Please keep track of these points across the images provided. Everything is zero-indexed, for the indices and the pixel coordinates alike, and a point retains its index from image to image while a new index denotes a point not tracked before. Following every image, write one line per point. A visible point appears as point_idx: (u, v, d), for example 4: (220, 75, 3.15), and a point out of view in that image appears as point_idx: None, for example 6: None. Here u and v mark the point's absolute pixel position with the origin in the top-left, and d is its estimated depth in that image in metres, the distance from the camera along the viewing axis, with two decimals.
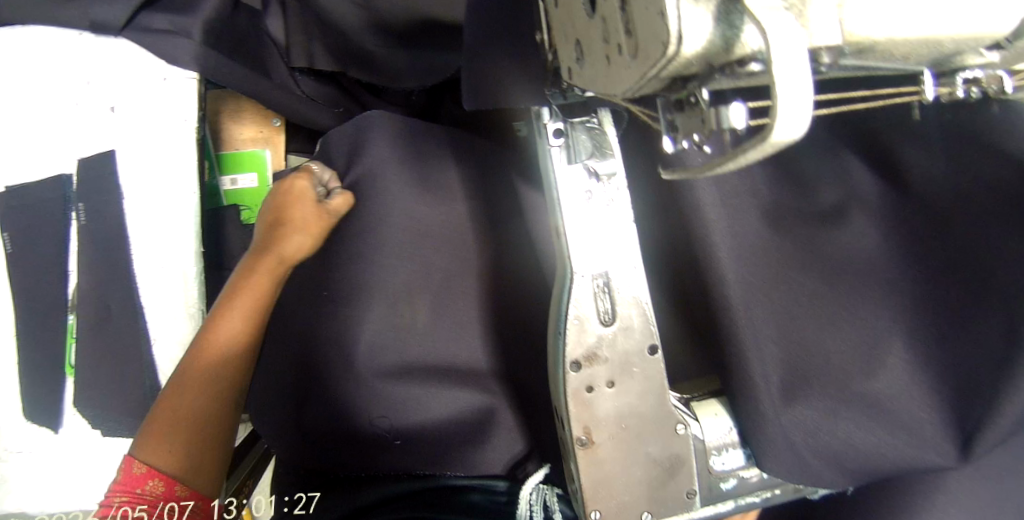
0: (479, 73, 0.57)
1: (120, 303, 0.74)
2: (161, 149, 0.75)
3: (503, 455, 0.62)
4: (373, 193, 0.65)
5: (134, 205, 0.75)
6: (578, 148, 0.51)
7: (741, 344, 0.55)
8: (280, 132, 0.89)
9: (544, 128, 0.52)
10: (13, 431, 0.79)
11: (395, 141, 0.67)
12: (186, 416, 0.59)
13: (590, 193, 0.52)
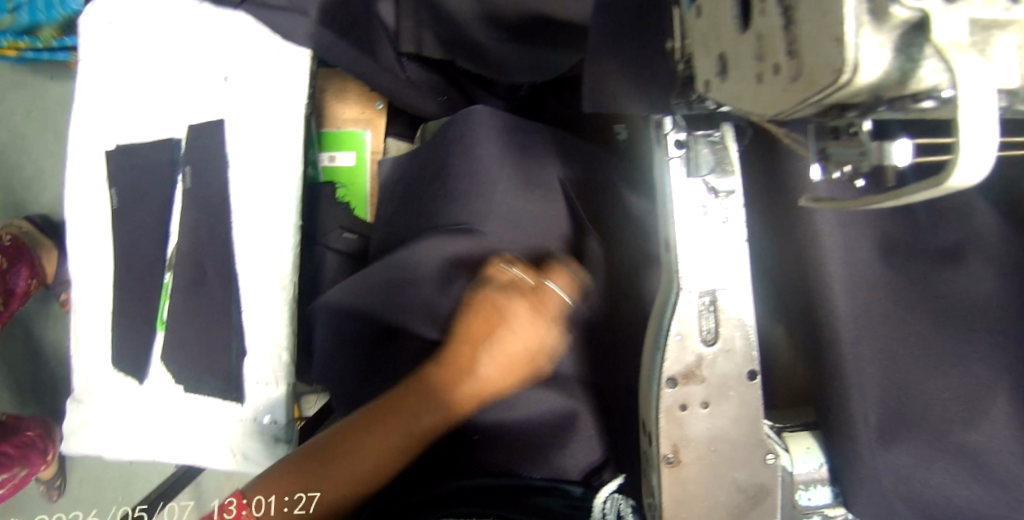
0: (595, 69, 0.54)
1: (218, 267, 0.78)
2: (270, 123, 0.77)
3: (582, 462, 0.63)
4: (474, 187, 0.65)
5: (241, 175, 0.78)
6: (700, 161, 0.49)
7: (844, 380, 0.53)
8: (381, 115, 0.99)
9: (664, 138, 0.51)
10: (102, 377, 0.83)
11: (500, 138, 0.67)
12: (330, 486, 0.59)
13: (706, 209, 0.50)
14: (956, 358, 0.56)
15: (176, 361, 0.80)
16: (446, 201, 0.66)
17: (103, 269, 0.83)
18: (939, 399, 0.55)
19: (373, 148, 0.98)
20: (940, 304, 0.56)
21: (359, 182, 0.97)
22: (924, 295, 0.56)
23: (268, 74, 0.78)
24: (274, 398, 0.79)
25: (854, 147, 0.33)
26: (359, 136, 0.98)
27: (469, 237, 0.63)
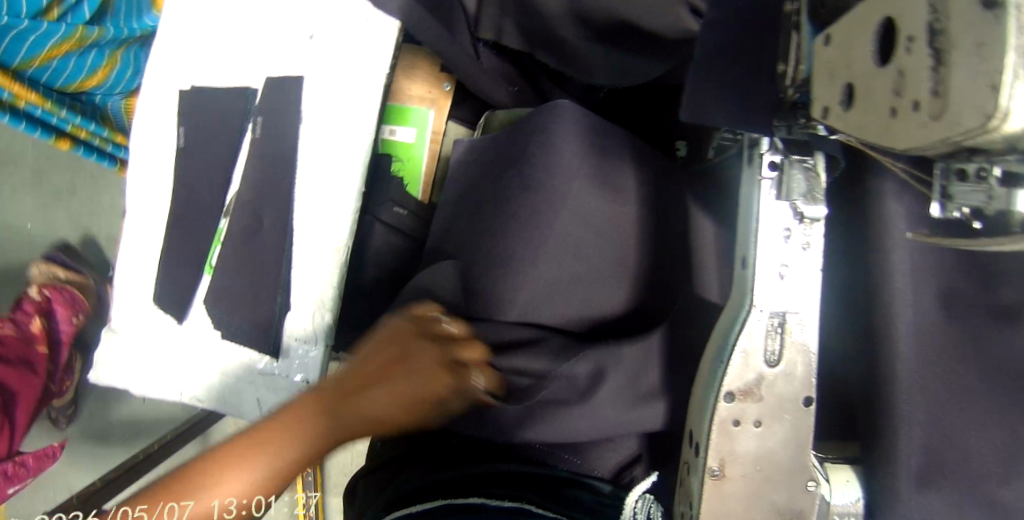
0: (704, 83, 0.54)
1: (276, 220, 0.79)
2: (349, 87, 0.78)
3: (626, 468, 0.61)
4: (550, 182, 0.67)
5: (311, 133, 0.78)
6: (792, 186, 0.50)
7: (894, 419, 0.54)
8: (447, 97, 1.01)
9: (760, 159, 0.52)
10: (142, 312, 0.84)
11: (580, 134, 0.69)
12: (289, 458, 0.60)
13: (788, 233, 0.51)
14: (1003, 421, 0.56)
15: (217, 307, 0.81)
16: (521, 188, 0.68)
17: (160, 207, 0.83)
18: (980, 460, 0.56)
19: (434, 128, 1.00)
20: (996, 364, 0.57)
21: (414, 159, 1.00)
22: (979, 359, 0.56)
23: (353, 40, 0.79)
24: (310, 360, 0.80)
25: (983, 192, 0.35)
26: (422, 114, 1.00)
27: (538, 226, 0.66)
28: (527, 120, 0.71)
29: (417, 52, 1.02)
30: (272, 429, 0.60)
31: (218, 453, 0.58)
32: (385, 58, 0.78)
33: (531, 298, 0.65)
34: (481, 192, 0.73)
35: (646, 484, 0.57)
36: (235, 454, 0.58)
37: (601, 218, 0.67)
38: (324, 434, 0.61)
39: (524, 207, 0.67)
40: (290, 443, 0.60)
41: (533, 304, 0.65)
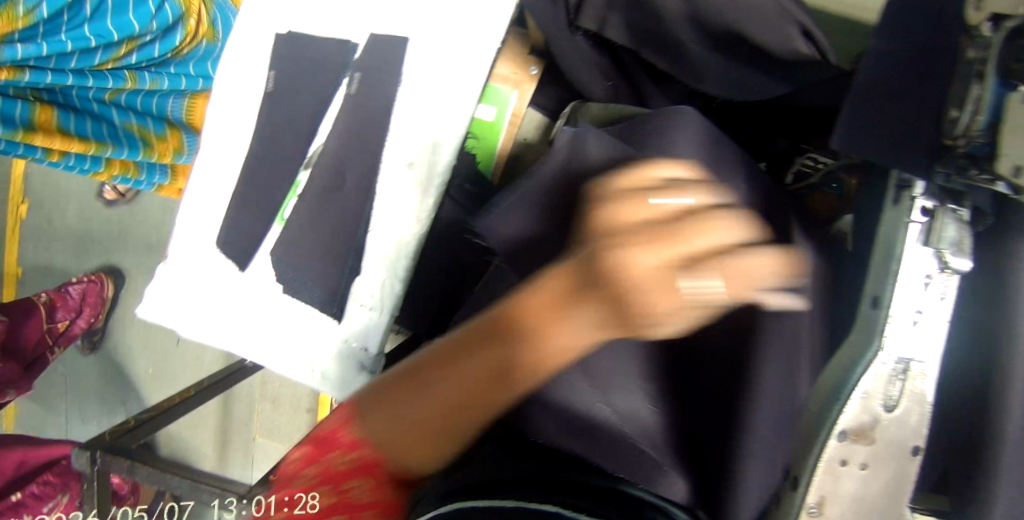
0: (861, 116, 0.55)
1: (358, 179, 0.76)
2: (455, 55, 0.75)
3: None
4: None
5: (408, 97, 0.75)
6: (941, 235, 0.49)
7: (999, 486, 0.52)
8: (532, 81, 0.98)
9: (913, 203, 0.51)
10: (204, 253, 0.82)
11: (699, 149, 0.67)
12: (415, 436, 0.41)
13: (928, 280, 0.50)
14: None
15: (284, 260, 0.78)
16: None
17: (240, 149, 0.81)
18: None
19: (514, 111, 0.98)
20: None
21: (491, 139, 0.99)
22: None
23: (466, 8, 0.75)
24: (371, 328, 0.77)
25: None
26: (505, 95, 0.98)
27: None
28: (643, 127, 0.71)
29: (516, 33, 1.01)
30: (395, 398, 0.42)
31: (395, 382, 0.42)
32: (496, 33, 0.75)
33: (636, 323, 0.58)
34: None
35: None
36: (425, 382, 0.40)
37: None
38: (450, 412, 0.39)
39: None
40: (422, 426, 0.41)
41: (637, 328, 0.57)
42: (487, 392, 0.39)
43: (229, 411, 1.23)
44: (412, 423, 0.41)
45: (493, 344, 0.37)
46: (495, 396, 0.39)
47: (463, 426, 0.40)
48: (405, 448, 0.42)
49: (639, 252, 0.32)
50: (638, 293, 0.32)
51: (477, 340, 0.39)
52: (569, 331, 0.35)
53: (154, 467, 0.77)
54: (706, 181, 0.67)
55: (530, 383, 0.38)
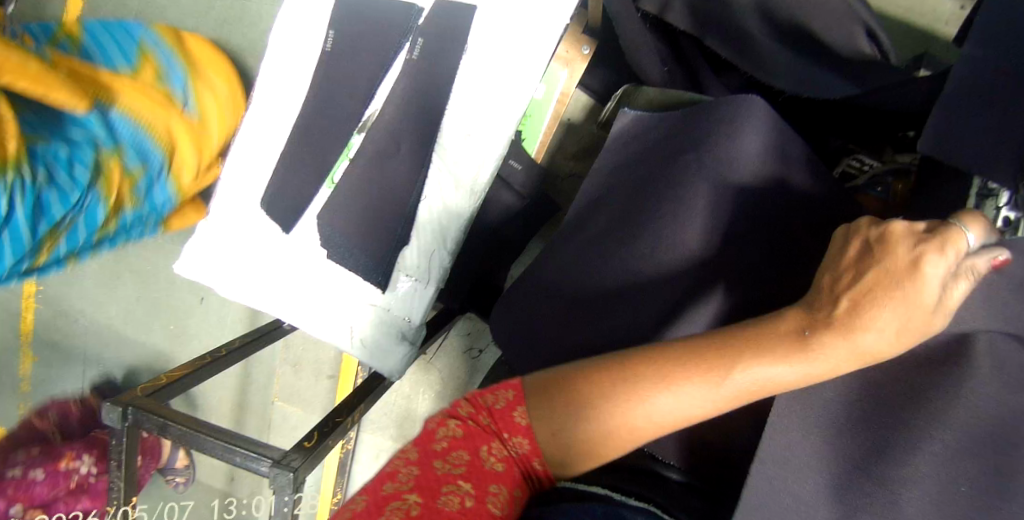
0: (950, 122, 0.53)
1: (413, 149, 0.75)
2: (522, 30, 0.74)
3: None
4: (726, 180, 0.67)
5: (472, 68, 0.75)
6: None
7: None
8: (584, 60, 0.98)
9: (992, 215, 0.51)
10: (247, 212, 0.80)
11: (770, 136, 0.66)
12: (593, 437, 0.45)
13: None
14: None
15: (331, 225, 0.76)
16: (694, 178, 0.68)
17: (292, 109, 0.79)
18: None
19: (563, 91, 1.00)
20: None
21: (538, 117, 1.02)
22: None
23: None
24: (416, 299, 0.78)
25: None
26: (555, 74, 0.99)
27: (708, 221, 0.66)
28: (712, 109, 0.69)
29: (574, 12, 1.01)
30: (586, 393, 0.46)
31: (571, 384, 0.46)
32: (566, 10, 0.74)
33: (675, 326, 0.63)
34: (648, 173, 0.73)
35: None
36: (612, 387, 0.45)
37: None
38: (638, 424, 0.44)
39: (697, 200, 0.67)
40: (608, 424, 0.45)
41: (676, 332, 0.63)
42: (678, 405, 0.43)
43: (247, 374, 1.23)
44: (598, 428, 0.45)
45: (660, 368, 0.44)
46: (691, 400, 0.43)
47: (638, 435, 0.45)
48: (570, 443, 0.46)
49: (933, 265, 0.40)
50: (873, 301, 0.41)
51: (708, 360, 0.43)
52: (766, 365, 0.42)
53: (189, 426, 0.69)
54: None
55: (726, 401, 0.43)
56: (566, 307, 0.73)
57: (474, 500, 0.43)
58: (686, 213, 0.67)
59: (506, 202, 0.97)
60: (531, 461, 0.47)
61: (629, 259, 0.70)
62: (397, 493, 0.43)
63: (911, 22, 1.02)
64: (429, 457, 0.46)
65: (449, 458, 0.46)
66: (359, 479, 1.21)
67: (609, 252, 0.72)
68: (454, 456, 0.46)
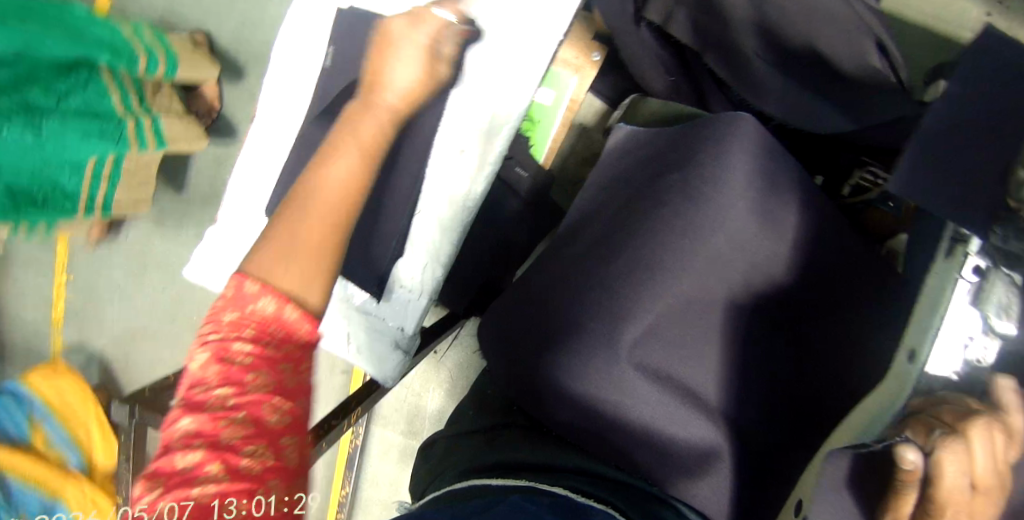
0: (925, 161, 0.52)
1: (407, 163, 0.78)
2: (510, 45, 0.76)
3: (709, 503, 0.62)
4: (708, 204, 0.67)
5: (466, 84, 0.77)
6: (992, 296, 0.49)
7: None
8: (594, 67, 0.99)
9: (965, 260, 0.49)
10: (254, 222, 0.84)
11: (754, 160, 0.68)
12: (322, 240, 0.55)
13: (969, 342, 0.49)
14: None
15: None
16: (682, 200, 0.68)
17: (295, 122, 0.82)
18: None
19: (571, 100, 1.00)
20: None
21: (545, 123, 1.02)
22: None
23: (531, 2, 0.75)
24: (409, 307, 0.81)
25: None
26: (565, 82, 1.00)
27: (687, 240, 0.66)
28: (702, 133, 0.70)
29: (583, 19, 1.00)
30: (286, 270, 0.52)
31: (296, 249, 0.53)
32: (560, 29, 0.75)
33: (647, 327, 0.66)
34: (637, 190, 0.74)
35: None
36: (292, 233, 0.54)
37: (751, 247, 0.66)
38: (350, 181, 0.58)
39: (684, 224, 0.67)
40: (305, 214, 0.55)
41: (650, 329, 0.66)
42: (323, 176, 0.57)
43: None
44: (314, 217, 0.55)
45: (323, 157, 0.59)
46: (337, 163, 0.59)
47: (342, 201, 0.57)
48: (301, 279, 0.53)
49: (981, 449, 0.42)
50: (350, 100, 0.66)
51: (346, 137, 0.61)
52: (335, 163, 0.58)
53: None
54: (755, 201, 0.67)
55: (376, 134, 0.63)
56: (549, 327, 0.70)
57: (268, 385, 0.47)
58: (668, 229, 0.67)
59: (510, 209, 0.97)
60: (299, 329, 0.51)
61: (610, 279, 0.68)
62: (219, 417, 0.45)
63: (932, 28, 0.98)
64: (222, 374, 0.46)
65: (245, 373, 0.47)
66: (371, 472, 1.25)
67: (587, 265, 0.71)
68: (253, 380, 0.47)
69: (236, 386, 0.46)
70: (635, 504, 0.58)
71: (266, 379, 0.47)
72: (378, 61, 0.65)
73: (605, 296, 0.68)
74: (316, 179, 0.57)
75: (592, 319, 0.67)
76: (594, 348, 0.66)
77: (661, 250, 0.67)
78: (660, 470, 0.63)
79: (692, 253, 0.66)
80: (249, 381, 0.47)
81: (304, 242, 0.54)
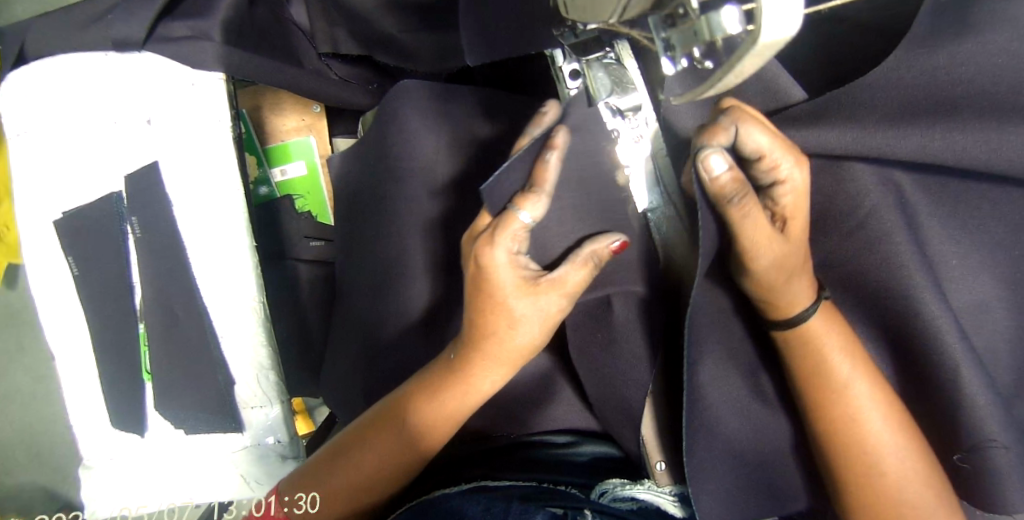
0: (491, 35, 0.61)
1: (184, 306, 0.78)
2: (201, 152, 0.78)
3: (565, 419, 0.65)
4: (408, 173, 0.68)
5: (187, 209, 0.78)
6: (597, 86, 0.55)
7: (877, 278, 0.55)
8: (321, 116, 0.98)
9: (562, 72, 0.57)
10: (100, 439, 0.82)
11: (431, 110, 0.69)
12: (381, 485, 0.58)
13: (617, 130, 0.55)
14: (937, 224, 0.57)
15: (170, 406, 0.79)
16: (397, 180, 0.69)
17: (77, 338, 0.82)
18: (920, 285, 0.53)
19: (320, 151, 0.98)
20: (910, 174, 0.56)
21: (316, 190, 0.97)
22: (883, 177, 0.55)
23: (187, 104, 0.78)
24: (272, 420, 0.80)
25: (686, 27, 0.37)
26: (304, 143, 0.97)
27: (410, 213, 0.68)
28: (377, 119, 0.72)
29: (268, 87, 0.97)
30: (364, 493, 0.58)
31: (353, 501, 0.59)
32: (224, 109, 0.79)
33: (427, 305, 0.67)
34: (359, 206, 0.73)
35: (574, 440, 0.64)
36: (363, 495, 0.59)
37: (471, 180, 0.68)
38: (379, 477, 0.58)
39: (405, 203, 0.68)
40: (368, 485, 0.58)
41: (431, 306, 0.67)
42: (422, 438, 0.57)
43: None
44: (368, 466, 0.58)
45: (341, 466, 0.58)
46: (426, 413, 0.57)
47: (426, 451, 0.58)
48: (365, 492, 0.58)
49: (759, 135, 0.47)
50: (426, 416, 0.57)
51: (441, 402, 0.57)
52: (435, 420, 0.57)
53: None
54: (447, 141, 0.68)
55: (438, 425, 0.57)
56: (366, 362, 0.70)
57: None
58: (393, 215, 0.69)
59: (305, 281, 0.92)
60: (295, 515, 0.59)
61: (378, 286, 0.69)
62: None
63: None
64: None
65: None
66: None
67: (358, 290, 0.72)
68: None
69: None
70: (505, 462, 0.61)
71: None
72: (492, 317, 0.54)
73: (382, 304, 0.68)
74: (401, 415, 0.57)
75: (385, 331, 0.68)
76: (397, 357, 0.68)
77: (398, 234, 0.68)
78: (511, 424, 0.65)
79: (421, 221, 0.68)
80: None
81: (356, 485, 0.58)
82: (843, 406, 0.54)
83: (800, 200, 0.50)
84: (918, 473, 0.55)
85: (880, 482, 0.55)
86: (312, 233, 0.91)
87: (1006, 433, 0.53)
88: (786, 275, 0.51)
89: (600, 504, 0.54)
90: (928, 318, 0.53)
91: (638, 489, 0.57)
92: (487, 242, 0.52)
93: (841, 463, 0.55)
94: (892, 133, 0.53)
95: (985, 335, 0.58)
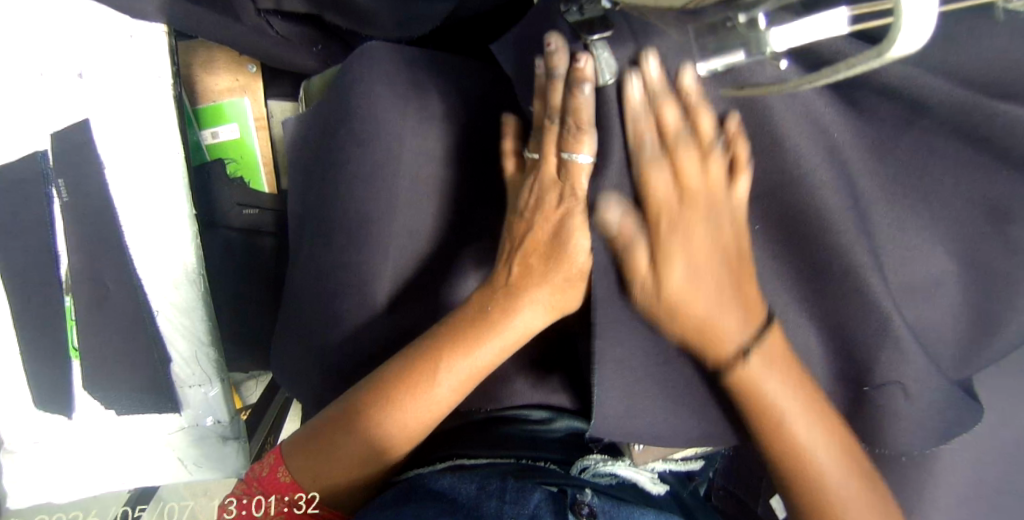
0: None
1: (116, 277, 0.72)
2: (139, 110, 0.72)
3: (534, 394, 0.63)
4: (363, 142, 0.64)
5: (121, 172, 0.72)
6: (601, 67, 0.50)
7: (831, 241, 0.50)
8: (257, 77, 0.93)
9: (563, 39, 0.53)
10: (20, 422, 0.75)
11: (384, 74, 0.65)
12: (398, 434, 0.52)
13: None
14: (899, 207, 0.52)
15: (99, 386, 0.73)
16: (351, 148, 0.65)
17: None
18: (843, 235, 0.49)
19: (255, 113, 0.93)
20: (865, 139, 0.52)
21: (250, 153, 0.93)
22: (837, 144, 0.51)
23: (122, 57, 0.72)
24: (213, 399, 0.76)
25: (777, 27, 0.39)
26: (236, 105, 0.92)
27: (366, 182, 0.64)
28: (334, 80, 0.68)
29: (202, 43, 0.93)
30: (374, 440, 0.52)
31: (359, 451, 0.52)
32: (165, 65, 0.73)
33: (383, 282, 0.64)
34: (311, 171, 0.69)
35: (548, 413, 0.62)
36: (370, 446, 0.52)
37: (429, 151, 0.65)
38: (394, 425, 0.52)
39: (357, 173, 0.64)
40: (382, 433, 0.52)
41: (386, 283, 0.64)
42: (446, 375, 0.52)
43: None
44: (381, 405, 0.52)
45: (354, 411, 0.53)
46: (456, 352, 0.52)
47: (451, 397, 0.53)
48: (376, 440, 0.52)
49: (659, 167, 0.49)
50: (455, 353, 0.52)
51: (466, 332, 0.53)
52: (466, 362, 0.52)
53: None
54: (405, 108, 0.65)
55: (467, 363, 0.52)
56: (314, 340, 0.66)
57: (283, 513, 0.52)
58: (345, 186, 0.65)
59: (242, 251, 0.87)
60: (280, 469, 0.53)
61: (331, 259, 0.65)
62: None
63: None
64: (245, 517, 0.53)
65: (265, 494, 0.53)
66: None
67: (309, 262, 0.67)
68: (282, 476, 0.53)
69: (275, 490, 0.53)
70: (479, 438, 0.59)
71: (283, 493, 0.52)
72: (542, 256, 0.53)
73: (334, 278, 0.65)
74: (431, 371, 0.52)
75: (340, 305, 0.65)
76: (348, 334, 0.64)
77: (352, 206, 0.64)
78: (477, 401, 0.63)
79: (374, 191, 0.64)
80: (280, 479, 0.53)
81: (374, 442, 0.52)
82: (779, 426, 0.50)
83: (704, 242, 0.47)
84: (832, 459, 0.50)
85: (790, 456, 0.50)
86: (244, 200, 0.86)
87: (915, 379, 0.52)
88: (679, 310, 0.48)
89: (586, 482, 0.53)
90: (847, 262, 0.50)
91: (619, 465, 0.56)
92: (556, 191, 0.52)
93: (784, 479, 0.51)
94: (853, 107, 0.52)
95: (925, 309, 0.55)
